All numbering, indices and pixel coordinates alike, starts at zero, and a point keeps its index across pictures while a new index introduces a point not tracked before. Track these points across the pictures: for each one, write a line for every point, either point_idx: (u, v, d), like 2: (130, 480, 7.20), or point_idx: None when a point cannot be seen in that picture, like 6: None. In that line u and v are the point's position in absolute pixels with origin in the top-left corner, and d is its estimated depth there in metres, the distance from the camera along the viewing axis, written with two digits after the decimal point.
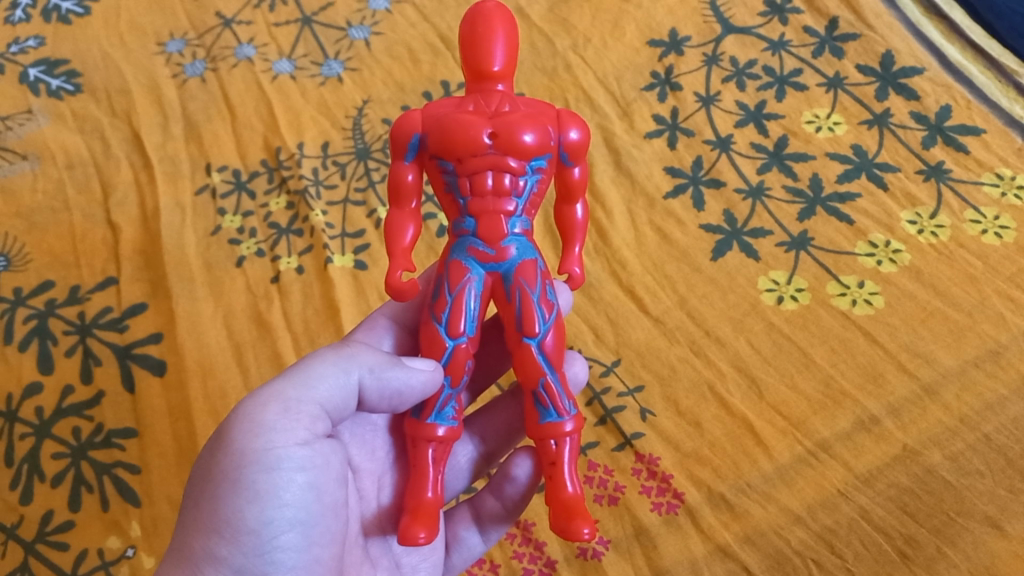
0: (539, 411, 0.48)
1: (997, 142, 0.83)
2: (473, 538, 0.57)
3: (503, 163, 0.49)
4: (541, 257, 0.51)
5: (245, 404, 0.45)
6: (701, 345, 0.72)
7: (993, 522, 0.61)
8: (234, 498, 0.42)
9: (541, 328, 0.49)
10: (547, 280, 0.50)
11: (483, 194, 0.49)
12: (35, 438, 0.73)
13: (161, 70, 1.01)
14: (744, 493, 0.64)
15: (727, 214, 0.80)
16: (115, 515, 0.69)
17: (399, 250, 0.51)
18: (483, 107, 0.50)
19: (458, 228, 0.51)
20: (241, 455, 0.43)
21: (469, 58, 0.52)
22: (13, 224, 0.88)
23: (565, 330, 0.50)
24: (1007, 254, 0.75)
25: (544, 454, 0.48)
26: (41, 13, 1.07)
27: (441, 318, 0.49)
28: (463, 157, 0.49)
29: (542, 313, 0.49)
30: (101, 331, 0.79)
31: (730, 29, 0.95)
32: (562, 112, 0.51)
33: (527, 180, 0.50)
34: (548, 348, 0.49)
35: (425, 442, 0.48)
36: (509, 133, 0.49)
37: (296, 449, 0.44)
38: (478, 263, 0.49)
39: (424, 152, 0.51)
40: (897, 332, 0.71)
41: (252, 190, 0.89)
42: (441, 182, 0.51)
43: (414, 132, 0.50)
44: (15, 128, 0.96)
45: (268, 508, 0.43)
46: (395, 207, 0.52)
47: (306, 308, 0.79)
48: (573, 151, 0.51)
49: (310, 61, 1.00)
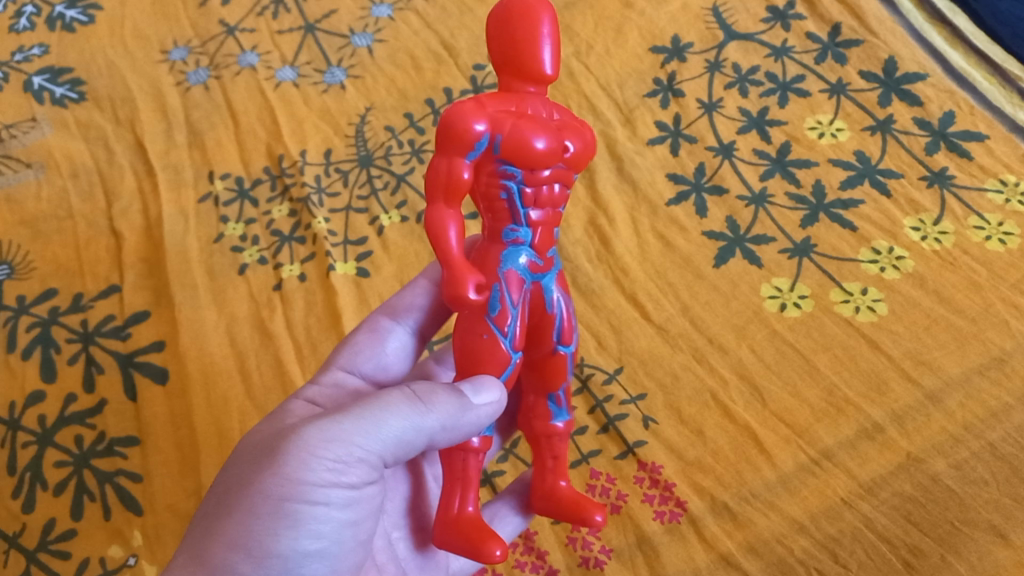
0: (551, 410, 0.52)
1: (1001, 148, 0.82)
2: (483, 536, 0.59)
3: (561, 176, 0.49)
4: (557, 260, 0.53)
5: (310, 423, 0.44)
6: (704, 353, 0.72)
7: (997, 531, 0.61)
8: (274, 526, 0.42)
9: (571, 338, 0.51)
10: None
11: (543, 205, 0.48)
12: (37, 447, 0.73)
13: (165, 77, 1.01)
14: (746, 501, 0.64)
15: (730, 221, 0.80)
16: (117, 523, 0.69)
17: (457, 258, 0.47)
18: (538, 113, 0.48)
19: (509, 236, 0.48)
20: (288, 483, 0.42)
21: (515, 58, 0.48)
22: (17, 232, 0.88)
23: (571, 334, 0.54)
24: (1011, 260, 0.75)
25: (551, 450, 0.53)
26: (46, 22, 1.08)
27: (504, 330, 0.48)
28: (533, 170, 0.47)
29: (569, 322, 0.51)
30: (104, 339, 0.79)
31: (733, 35, 0.95)
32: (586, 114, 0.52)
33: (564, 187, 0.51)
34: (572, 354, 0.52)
35: (464, 451, 0.48)
36: (541, 138, 0.47)
37: (344, 484, 0.44)
38: (530, 273, 0.49)
39: (484, 155, 0.47)
40: (900, 339, 0.71)
41: (255, 198, 0.89)
42: (495, 186, 0.48)
43: (484, 135, 0.46)
44: (19, 137, 0.96)
45: (302, 539, 0.43)
46: (443, 206, 0.47)
47: (309, 315, 0.79)
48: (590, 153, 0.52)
49: (314, 69, 1.00)
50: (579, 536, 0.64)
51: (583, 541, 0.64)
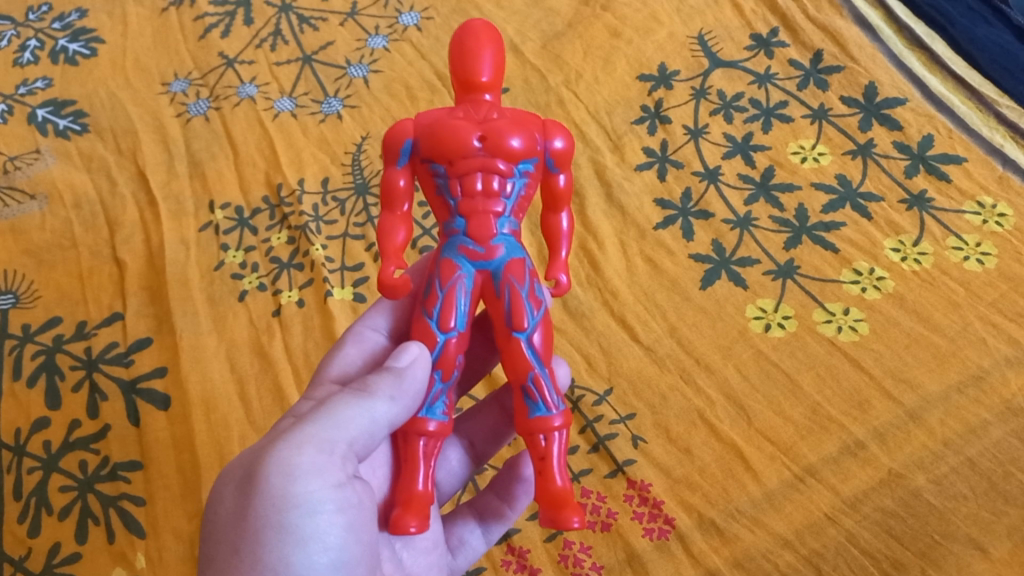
0: (528, 406, 0.50)
1: (979, 170, 0.84)
2: (476, 539, 0.62)
3: (491, 164, 0.52)
4: (529, 257, 0.53)
5: (273, 448, 0.46)
6: (691, 373, 0.74)
7: (976, 544, 0.63)
8: (277, 544, 0.44)
9: (530, 323, 0.51)
10: (535, 278, 0.53)
11: (472, 195, 0.52)
12: (42, 472, 0.75)
13: (166, 109, 1.04)
14: (732, 518, 0.66)
15: (715, 244, 0.82)
16: (121, 546, 0.70)
17: (392, 249, 0.54)
18: (473, 114, 0.54)
19: (449, 228, 0.54)
20: (282, 499, 0.44)
21: (460, 72, 0.56)
22: (21, 262, 0.90)
23: (552, 329, 0.52)
24: (989, 281, 0.77)
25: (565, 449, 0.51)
26: (49, 55, 1.11)
27: (432, 312, 0.52)
28: (454, 159, 0.52)
29: (536, 314, 0.51)
30: (108, 366, 0.82)
31: (718, 63, 0.98)
32: (548, 122, 0.55)
33: (516, 183, 0.53)
34: (536, 343, 0.51)
35: (417, 435, 0.50)
36: (498, 137, 0.52)
37: (334, 496, 0.46)
38: (468, 261, 0.52)
39: (416, 156, 0.54)
40: (882, 358, 0.73)
41: (255, 226, 0.92)
42: (433, 185, 0.54)
43: (406, 137, 0.54)
44: (23, 168, 0.99)
45: (274, 517, 0.44)
46: (386, 210, 0.55)
47: (306, 340, 0.81)
48: (560, 158, 0.55)
49: (311, 99, 1.03)
50: (570, 554, 0.66)
51: (575, 558, 0.66)
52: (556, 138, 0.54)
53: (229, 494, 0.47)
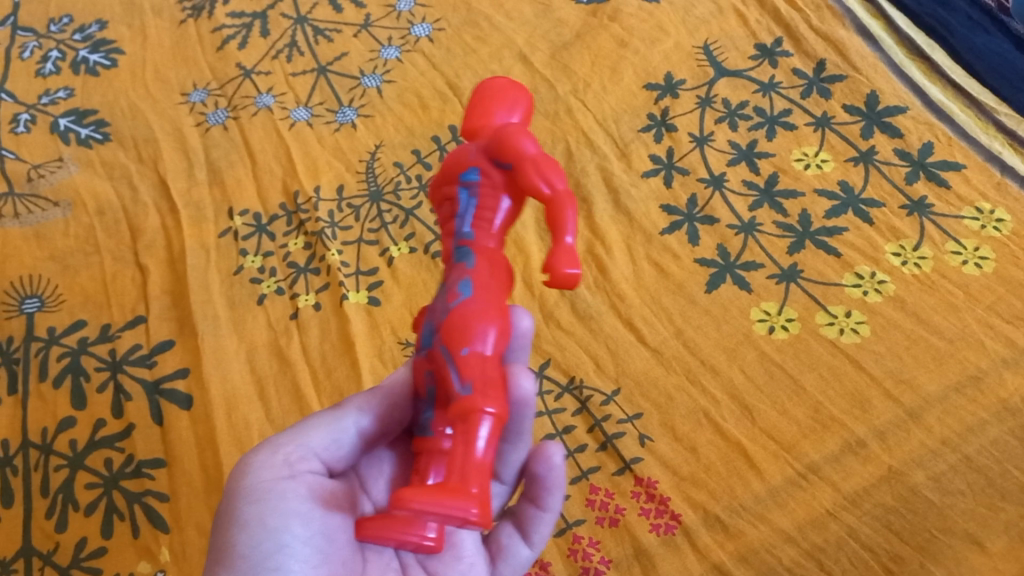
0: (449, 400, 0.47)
1: (977, 177, 0.87)
2: (516, 546, 0.62)
3: (446, 192, 0.54)
4: (475, 263, 0.50)
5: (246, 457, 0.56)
6: (697, 374, 0.76)
7: (973, 539, 0.65)
8: (231, 530, 0.52)
9: (442, 319, 0.49)
10: (472, 280, 0.49)
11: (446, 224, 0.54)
12: (69, 469, 0.78)
13: (186, 118, 1.06)
14: (737, 514, 0.68)
15: (720, 249, 0.85)
16: (146, 541, 0.73)
17: None
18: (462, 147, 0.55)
19: None
20: (234, 493, 0.53)
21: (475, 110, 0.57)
22: (46, 267, 0.93)
23: (467, 322, 0.47)
24: (987, 284, 0.79)
25: (475, 435, 0.44)
26: (71, 66, 1.14)
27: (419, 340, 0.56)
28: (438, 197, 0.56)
29: (448, 310, 0.49)
30: (131, 367, 0.84)
31: (723, 72, 1.00)
32: (503, 126, 0.51)
33: (462, 198, 0.52)
34: (442, 337, 0.48)
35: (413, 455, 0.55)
36: (448, 168, 0.54)
37: (279, 486, 0.53)
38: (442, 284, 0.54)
39: None
40: (882, 359, 0.75)
41: (272, 232, 0.94)
42: None
43: None
44: (47, 176, 1.02)
45: (236, 502, 0.53)
46: None
47: (323, 342, 0.84)
48: (500, 156, 0.50)
49: (326, 109, 1.05)
50: (580, 548, 0.68)
51: (584, 552, 0.68)
52: (506, 136, 0.50)
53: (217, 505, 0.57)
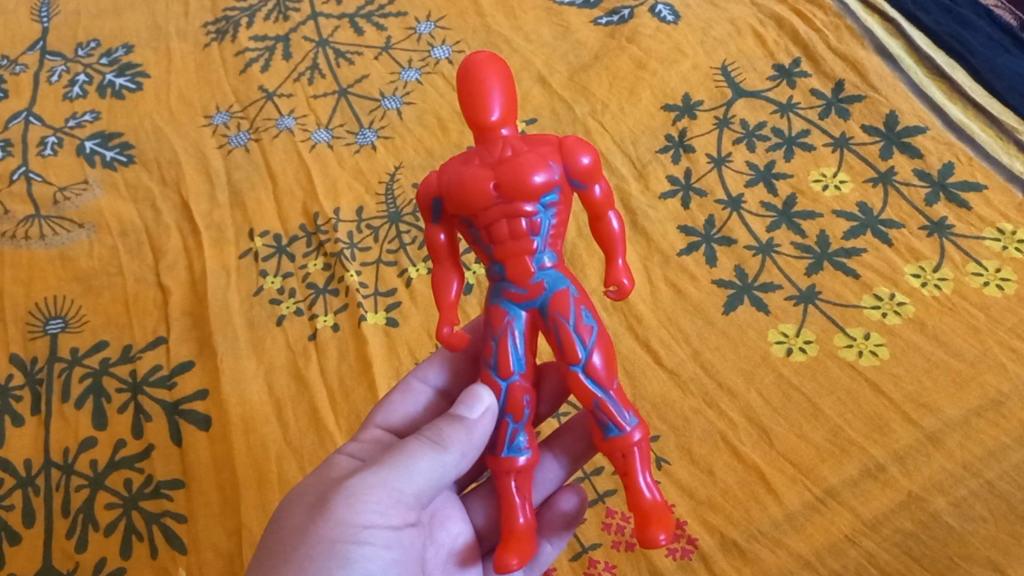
0: (603, 428, 0.54)
1: (998, 198, 0.86)
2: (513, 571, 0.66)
3: (513, 209, 0.53)
4: (573, 286, 0.55)
5: (350, 487, 0.53)
6: (714, 397, 0.76)
7: (995, 566, 0.64)
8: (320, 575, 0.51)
9: (582, 353, 0.54)
10: (582, 304, 0.55)
11: (503, 240, 0.54)
12: (89, 490, 0.79)
13: (208, 141, 1.08)
14: (754, 539, 0.67)
15: (738, 270, 0.84)
16: (163, 561, 0.73)
17: (446, 303, 0.58)
18: (489, 156, 0.55)
19: (492, 274, 0.56)
20: (335, 530, 0.51)
21: (472, 105, 0.56)
22: (70, 288, 0.94)
23: (607, 348, 0.55)
24: (1008, 305, 0.78)
25: (644, 460, 0.54)
26: (97, 89, 1.16)
27: (492, 361, 0.55)
28: (477, 211, 0.54)
29: (585, 343, 0.54)
30: (152, 387, 0.85)
31: (741, 93, 1.00)
32: (567, 141, 0.55)
33: (542, 217, 0.54)
34: (592, 368, 0.54)
35: (506, 474, 0.55)
36: (515, 181, 0.53)
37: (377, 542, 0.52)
38: (514, 304, 0.55)
39: (445, 214, 0.57)
40: (902, 382, 0.74)
41: (292, 253, 0.95)
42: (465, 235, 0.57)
43: (433, 195, 0.57)
44: (72, 198, 1.03)
45: (336, 546, 0.51)
46: (438, 264, 0.59)
47: (341, 363, 0.84)
48: (584, 175, 0.55)
49: (347, 130, 1.06)
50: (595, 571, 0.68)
51: None
52: (571, 153, 0.55)
53: (303, 507, 0.54)
